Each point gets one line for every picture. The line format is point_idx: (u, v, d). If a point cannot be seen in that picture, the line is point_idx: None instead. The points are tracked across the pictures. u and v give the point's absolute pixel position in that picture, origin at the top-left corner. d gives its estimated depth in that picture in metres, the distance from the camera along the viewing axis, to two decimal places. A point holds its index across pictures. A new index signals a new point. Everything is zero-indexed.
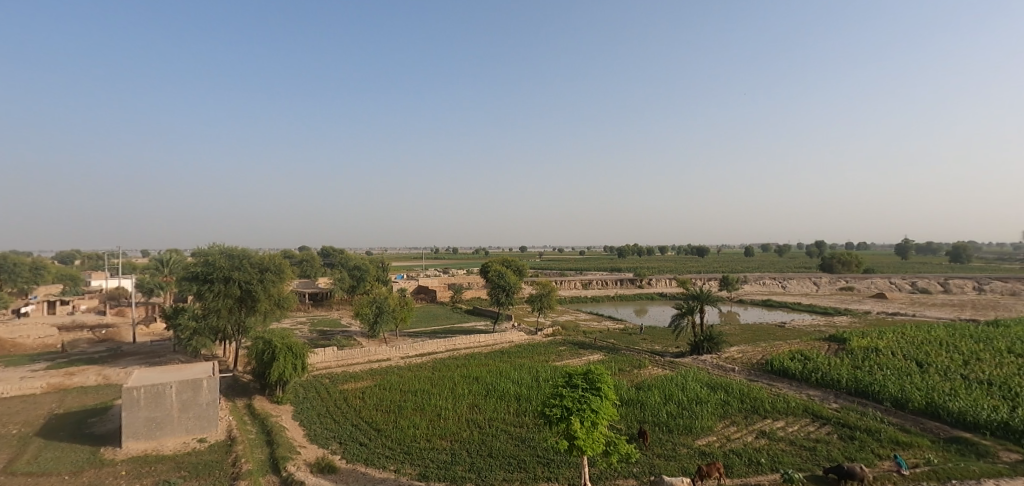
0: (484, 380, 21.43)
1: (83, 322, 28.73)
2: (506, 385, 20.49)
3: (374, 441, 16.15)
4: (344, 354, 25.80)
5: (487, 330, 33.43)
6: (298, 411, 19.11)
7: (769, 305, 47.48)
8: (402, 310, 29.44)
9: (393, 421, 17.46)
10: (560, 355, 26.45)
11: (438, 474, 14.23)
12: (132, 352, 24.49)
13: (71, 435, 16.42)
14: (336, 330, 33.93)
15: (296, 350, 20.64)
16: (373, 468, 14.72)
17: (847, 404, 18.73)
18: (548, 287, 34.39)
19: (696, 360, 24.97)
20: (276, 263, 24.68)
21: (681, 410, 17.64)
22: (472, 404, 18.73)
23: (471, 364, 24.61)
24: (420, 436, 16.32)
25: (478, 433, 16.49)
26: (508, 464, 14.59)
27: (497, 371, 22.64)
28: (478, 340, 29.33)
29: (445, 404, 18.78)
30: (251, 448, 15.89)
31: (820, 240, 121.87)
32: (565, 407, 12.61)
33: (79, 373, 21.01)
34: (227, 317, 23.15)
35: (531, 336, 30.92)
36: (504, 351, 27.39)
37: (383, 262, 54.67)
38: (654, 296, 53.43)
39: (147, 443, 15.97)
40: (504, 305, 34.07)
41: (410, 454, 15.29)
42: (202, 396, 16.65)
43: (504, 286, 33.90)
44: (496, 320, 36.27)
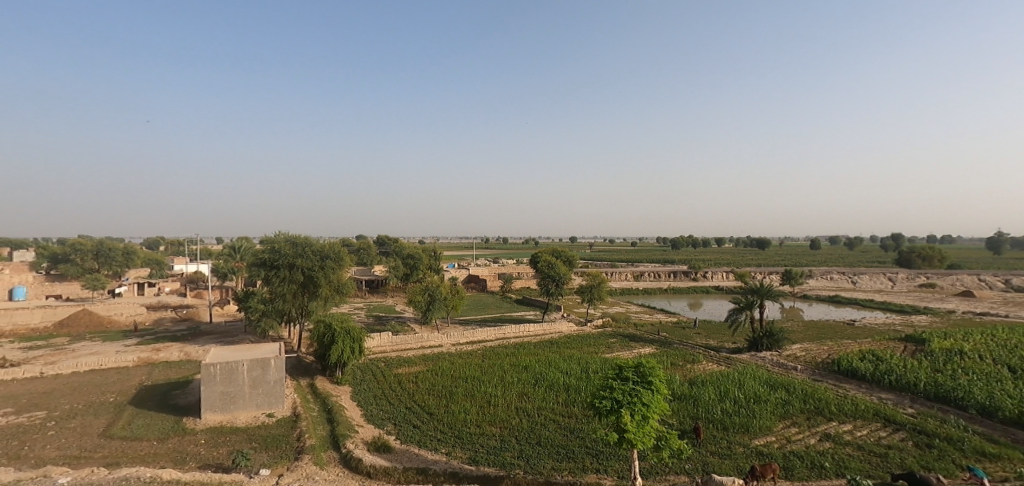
0: (533, 369, 21.95)
1: (166, 302, 31.31)
2: (556, 375, 20.94)
3: (426, 424, 16.99)
4: (399, 340, 26.94)
5: (536, 320, 33.97)
6: (356, 392, 20.27)
7: (837, 301, 45.66)
8: (454, 298, 30.32)
9: (445, 406, 18.26)
10: (611, 347, 26.61)
11: (488, 459, 14.85)
12: (209, 331, 26.52)
13: (158, 405, 18.12)
14: (391, 316, 35.34)
15: (355, 333, 21.79)
16: (425, 450, 15.52)
17: (926, 409, 18.07)
18: (599, 278, 34.37)
19: (755, 357, 24.60)
20: (335, 250, 25.96)
21: (735, 408, 17.58)
22: (522, 393, 19.28)
23: (521, 353, 25.15)
24: (471, 421, 17.02)
25: (527, 421, 17.03)
26: (557, 453, 15.07)
27: (547, 361, 23.08)
28: (528, 329, 29.86)
29: (495, 392, 19.42)
30: (314, 425, 17.05)
31: (898, 235, 115.34)
32: (615, 400, 12.89)
33: (165, 349, 22.99)
34: (291, 301, 24.67)
35: (580, 327, 31.23)
36: (554, 341, 27.84)
37: (435, 250, 56.19)
38: (710, 289, 52.45)
39: (223, 415, 17.43)
40: (554, 296, 34.37)
41: (461, 438, 16.02)
42: (271, 374, 17.99)
43: (553, 277, 34.15)
44: (545, 310, 36.68)
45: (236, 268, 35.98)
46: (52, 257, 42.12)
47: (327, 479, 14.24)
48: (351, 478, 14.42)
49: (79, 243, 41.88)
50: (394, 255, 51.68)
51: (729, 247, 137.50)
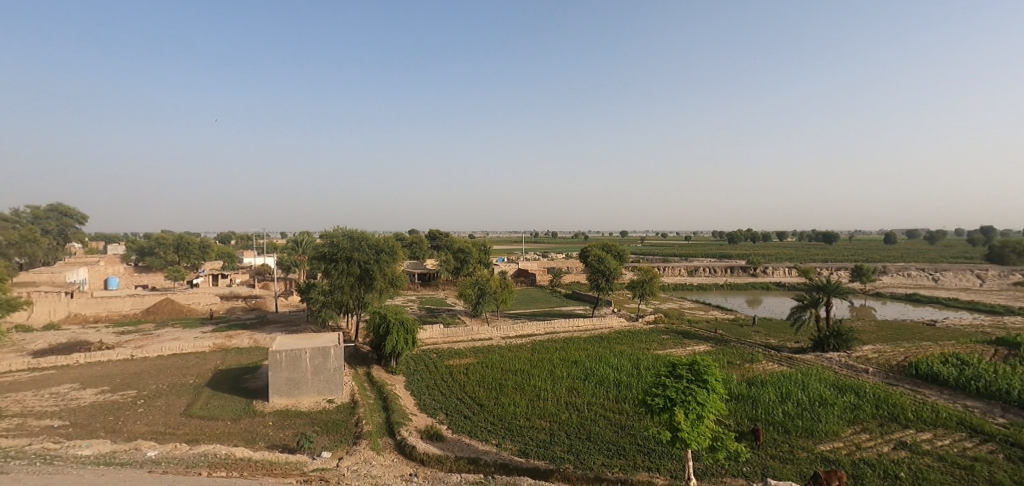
0: (583, 364, 22.18)
1: (237, 292, 33.43)
2: (606, 371, 21.10)
3: (477, 415, 17.56)
4: (450, 332, 27.77)
5: (586, 315, 34.12)
6: (410, 382, 21.12)
7: (916, 300, 43.31)
8: (504, 291, 30.85)
9: (495, 398, 18.79)
10: (663, 344, 26.46)
11: (537, 452, 15.22)
12: (275, 320, 28.20)
13: (231, 388, 19.54)
14: (442, 309, 36.34)
15: (408, 325, 22.64)
16: (476, 440, 16.05)
17: (1021, 421, 17.15)
18: (651, 273, 34.06)
19: (821, 357, 23.90)
20: (389, 244, 26.95)
21: (798, 411, 17.24)
22: (571, 387, 19.57)
23: (570, 347, 25.41)
24: (521, 414, 17.45)
25: (577, 416, 17.30)
26: (607, 449, 15.28)
27: (597, 357, 23.25)
28: (577, 324, 30.05)
29: (545, 386, 19.79)
30: (370, 412, 17.94)
31: (988, 229, 107.38)
32: (668, 398, 12.98)
33: (236, 337, 24.66)
34: (349, 293, 25.84)
35: (631, 323, 31.15)
36: (604, 336, 27.95)
37: (485, 244, 57.06)
38: (771, 286, 50.86)
39: (288, 400, 18.61)
40: (604, 290, 34.35)
41: (511, 430, 16.48)
42: (331, 362, 19.03)
43: (603, 271, 34.12)
44: (595, 305, 36.75)
45: (299, 261, 37.88)
46: (136, 249, 45.66)
47: (383, 463, 14.82)
48: (406, 464, 15.05)
49: (160, 237, 45.24)
50: (445, 248, 52.81)
51: (789, 240, 132.09)
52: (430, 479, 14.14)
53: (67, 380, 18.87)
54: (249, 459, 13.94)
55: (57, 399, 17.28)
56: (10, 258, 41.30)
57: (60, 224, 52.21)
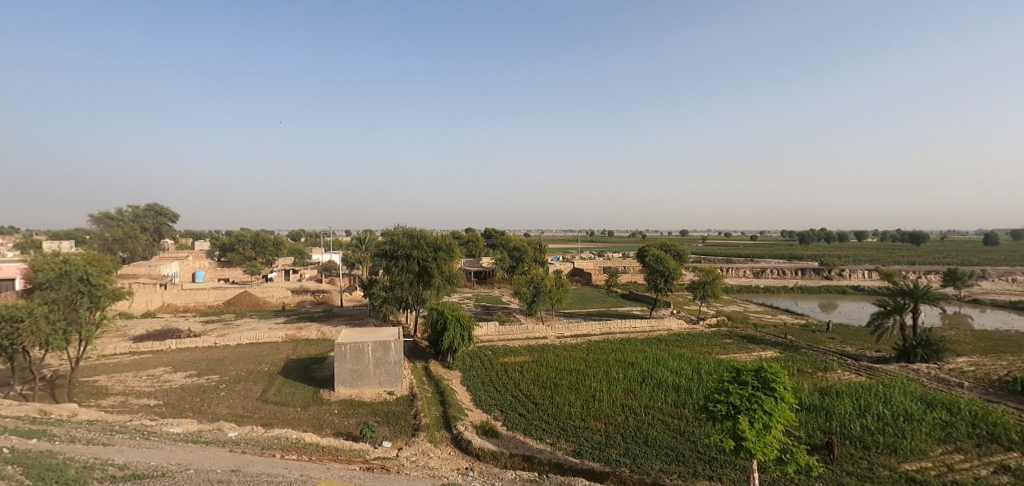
0: (640, 366, 22.08)
1: (306, 286, 35.33)
2: (664, 374, 20.92)
3: (532, 413, 17.89)
4: (505, 330, 28.28)
5: (643, 316, 33.77)
6: (466, 378, 21.74)
7: (1019, 308, 40.03)
8: (559, 290, 31.01)
9: (549, 397, 19.06)
10: (726, 348, 25.87)
11: (592, 453, 15.34)
12: (340, 314, 29.64)
13: (301, 376, 20.79)
14: (498, 306, 36.94)
15: (464, 321, 23.27)
16: (531, 438, 16.35)
17: None
18: (713, 274, 33.25)
19: (906, 368, 22.69)
20: (447, 242, 27.71)
21: (879, 425, 16.51)
22: (627, 390, 19.56)
23: (627, 349, 25.31)
24: (575, 414, 17.63)
25: (633, 419, 17.29)
26: (665, 455, 15.23)
27: (655, 359, 23.06)
28: (634, 325, 29.80)
29: (600, 387, 19.86)
30: (428, 405, 18.62)
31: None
32: (731, 404, 12.76)
33: (306, 328, 26.15)
34: (408, 289, 26.79)
35: (691, 325, 30.59)
36: (662, 339, 27.63)
37: (540, 242, 57.41)
38: (847, 289, 48.35)
39: (352, 390, 19.61)
40: (663, 291, 33.86)
41: (566, 430, 16.69)
42: (391, 356, 19.88)
43: (662, 272, 33.63)
44: (653, 306, 36.28)
45: (363, 258, 39.57)
46: (218, 245, 49.10)
47: (439, 455, 15.23)
48: (462, 457, 15.47)
49: (239, 234, 48.42)
50: (500, 246, 53.53)
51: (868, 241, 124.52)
52: (485, 474, 14.38)
53: (160, 364, 20.68)
54: (318, 445, 14.83)
55: (151, 380, 18.98)
56: (115, 252, 45.48)
57: (155, 222, 56.94)
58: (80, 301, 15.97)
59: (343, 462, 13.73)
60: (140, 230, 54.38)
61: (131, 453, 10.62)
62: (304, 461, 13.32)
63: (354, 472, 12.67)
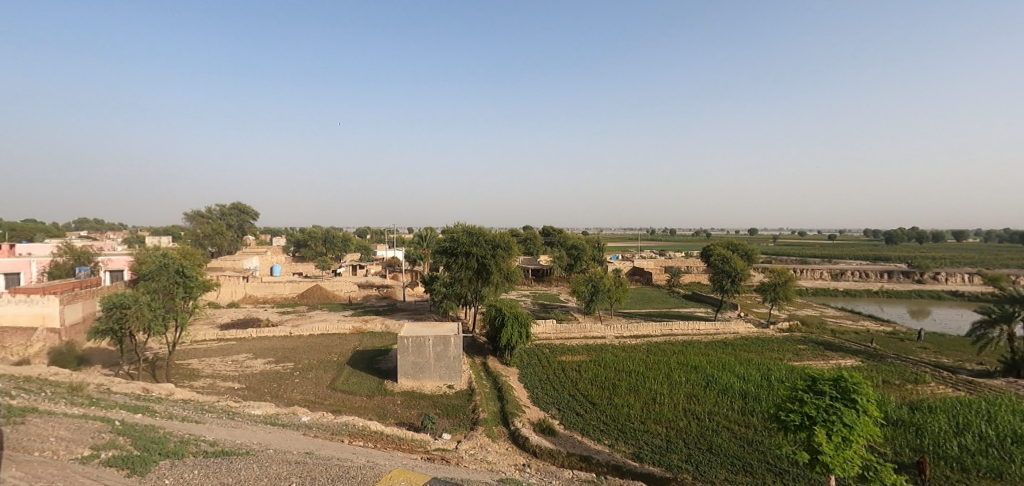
0: (704, 371, 21.67)
1: (371, 281, 36.86)
2: (730, 379, 20.44)
3: (590, 414, 17.96)
4: (562, 328, 28.43)
5: (707, 317, 32.97)
6: (523, 375, 22.08)
7: None
8: (618, 289, 30.81)
9: (608, 398, 19.06)
10: (800, 355, 24.86)
11: (652, 457, 15.18)
12: (403, 309, 30.76)
13: (366, 367, 21.84)
14: (556, 305, 37.12)
15: (522, 319, 23.60)
16: (589, 438, 16.37)
17: None
18: (785, 275, 31.96)
19: (1012, 384, 21.06)
20: (505, 239, 28.11)
21: (982, 446, 15.48)
22: (690, 394, 19.26)
23: (690, 352, 24.86)
24: (635, 417, 17.55)
25: (696, 425, 17.00)
26: (731, 464, 14.83)
27: (720, 364, 22.53)
28: (697, 327, 29.15)
29: (661, 390, 19.66)
30: (486, 400, 19.07)
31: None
32: (806, 414, 12.26)
33: (371, 322, 27.35)
34: (468, 286, 27.44)
35: (760, 329, 29.57)
36: (727, 342, 26.93)
37: (599, 240, 57.06)
38: (942, 295, 44.99)
39: (414, 382, 20.40)
40: (729, 292, 32.88)
41: (625, 432, 16.62)
42: (451, 350, 20.49)
43: (728, 272, 32.68)
44: (719, 307, 35.31)
45: (424, 254, 40.83)
46: (292, 240, 52.01)
47: (497, 450, 15.56)
48: (519, 454, 15.71)
49: (312, 231, 51.06)
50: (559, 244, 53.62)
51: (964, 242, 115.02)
52: (543, 471, 14.50)
53: (242, 351, 22.30)
54: (381, 433, 15.56)
55: (234, 365, 20.51)
56: (205, 247, 49.14)
57: (239, 219, 61.02)
58: (176, 291, 17.47)
59: (405, 451, 14.33)
60: (224, 226, 58.42)
61: (219, 431, 11.62)
62: (369, 447, 14.01)
63: (416, 461, 13.22)
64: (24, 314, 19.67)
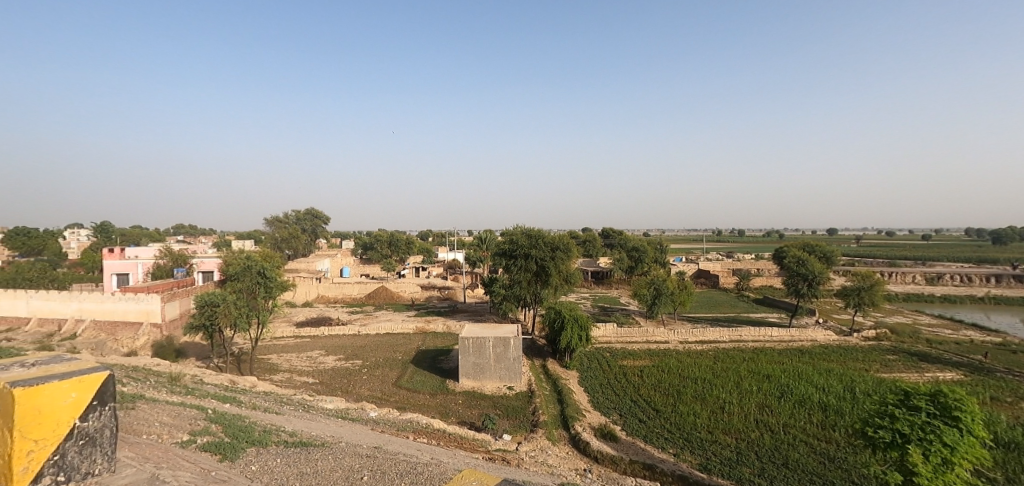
0: (777, 380, 20.86)
1: (433, 282, 37.84)
2: (808, 390, 19.59)
3: (653, 421, 17.71)
4: (623, 332, 28.11)
5: (780, 323, 31.61)
6: (583, 378, 22.08)
7: None
8: (682, 293, 30.12)
9: (673, 405, 18.73)
10: (891, 366, 23.38)
11: (721, 469, 14.72)
12: (463, 310, 31.42)
13: (429, 366, 22.52)
14: (616, 308, 36.74)
15: (582, 321, 23.54)
16: (653, 446, 16.13)
17: None
18: (872, 279, 30.13)
19: None
20: (564, 241, 28.09)
21: None
22: (762, 404, 18.60)
23: (761, 359, 23.97)
24: (701, 426, 17.12)
25: (770, 437, 16.35)
26: (809, 481, 14.12)
27: (796, 373, 21.60)
28: (769, 333, 28.02)
29: (730, 399, 19.10)
30: (546, 403, 19.21)
31: None
32: (898, 432, 11.43)
33: (433, 322, 28.13)
34: (527, 288, 27.67)
35: (844, 337, 28.01)
36: (804, 350, 25.74)
37: (662, 242, 55.92)
38: None
39: (475, 382, 20.83)
40: (806, 297, 31.32)
41: (691, 441, 16.23)
42: (511, 352, 20.75)
43: (805, 275, 31.16)
44: (794, 313, 33.73)
45: (484, 256, 41.56)
46: (360, 243, 54.25)
47: (558, 454, 15.63)
48: (580, 458, 15.69)
49: (377, 235, 53.01)
50: (619, 246, 53.00)
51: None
52: (604, 477, 14.38)
53: (314, 347, 23.58)
54: (444, 431, 16.04)
55: (308, 361, 21.72)
56: (282, 250, 52.20)
57: (312, 224, 64.29)
58: (257, 290, 18.70)
59: (467, 449, 14.71)
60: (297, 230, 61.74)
61: (296, 422, 12.44)
62: (432, 444, 14.46)
63: (478, 460, 13.55)
64: (131, 311, 21.73)
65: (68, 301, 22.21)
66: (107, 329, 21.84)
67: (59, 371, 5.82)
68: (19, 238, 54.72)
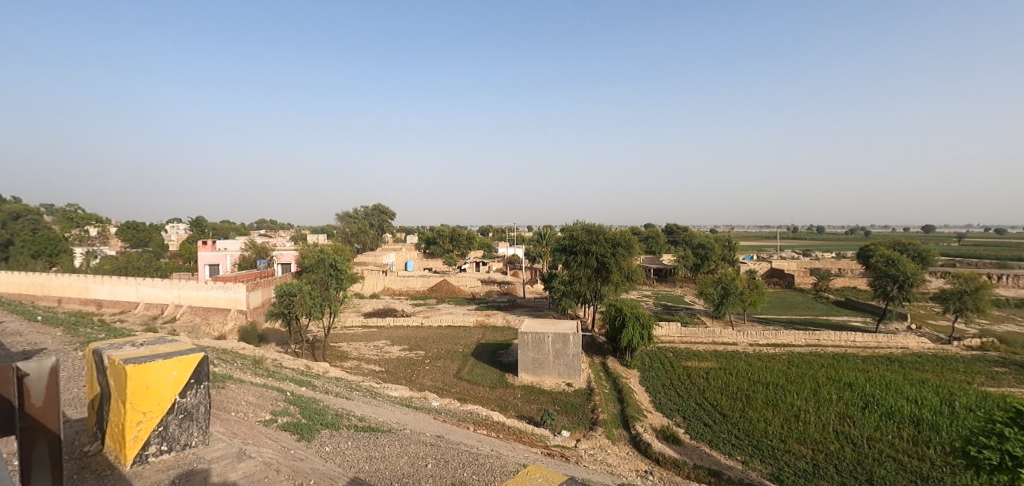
0: (859, 389, 19.74)
1: (493, 277, 38.28)
2: (898, 402, 18.42)
3: (719, 426, 17.23)
4: (688, 332, 27.43)
5: (864, 328, 29.82)
6: (645, 378, 21.79)
7: None
8: (752, 293, 29.00)
9: (741, 411, 18.15)
10: (998, 379, 21.52)
11: (794, 479, 14.11)
12: (522, 305, 31.69)
13: (489, 359, 22.94)
14: (680, 306, 35.89)
15: (644, 320, 23.20)
16: (719, 452, 15.69)
17: None
18: (976, 283, 27.80)
19: None
20: (626, 238, 27.71)
21: None
22: (841, 415, 17.67)
23: (842, 366, 22.74)
24: (773, 434, 16.48)
25: (851, 450, 15.49)
26: None
27: (884, 383, 20.35)
28: (853, 339, 26.49)
29: (805, 407, 18.28)
30: (605, 401, 19.12)
31: None
32: (1007, 453, 10.04)
33: (493, 316, 28.57)
34: (587, 284, 27.54)
35: (940, 345, 26.02)
36: (894, 358, 24.18)
37: (730, 239, 53.92)
38: None
39: (534, 377, 21.04)
40: (895, 299, 29.21)
41: (761, 449, 15.63)
42: (570, 348, 20.76)
43: (895, 277, 29.13)
44: (880, 317, 31.68)
45: (544, 252, 41.62)
46: (423, 237, 55.67)
47: (616, 453, 15.53)
48: (640, 459, 15.51)
49: (440, 229, 54.25)
50: (685, 243, 51.66)
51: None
52: (665, 480, 14.16)
53: (380, 337, 24.55)
54: (503, 424, 16.32)
55: (375, 350, 22.65)
56: (351, 244, 54.49)
57: (379, 219, 66.71)
58: (330, 282, 19.86)
59: (526, 443, 14.93)
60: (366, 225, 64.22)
61: (364, 408, 13.07)
62: (492, 436, 14.75)
63: (537, 455, 13.72)
64: (221, 298, 23.52)
65: (169, 288, 24.30)
66: (201, 313, 23.71)
67: (162, 351, 6.39)
68: (130, 231, 59.92)
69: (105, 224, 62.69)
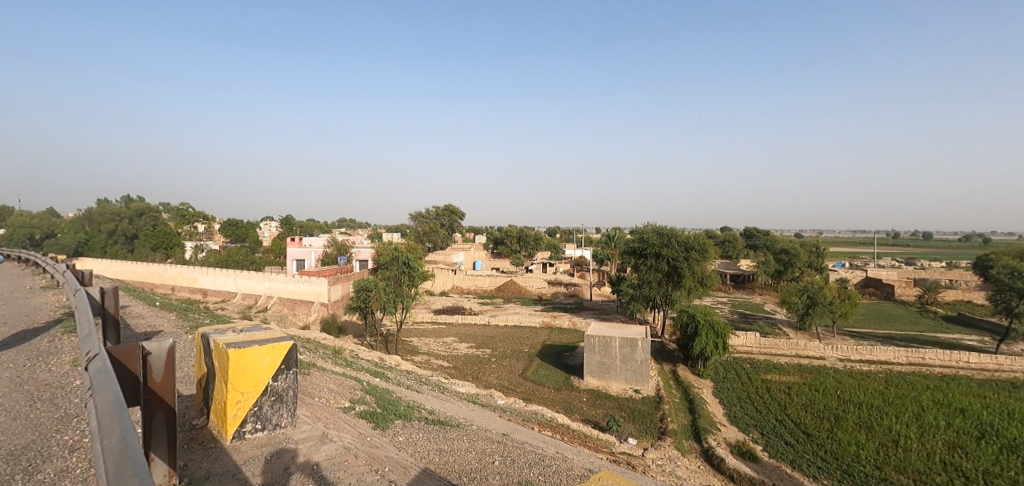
0: (972, 417, 18.10)
1: (562, 279, 38.22)
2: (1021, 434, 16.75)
3: (803, 446, 16.36)
4: (767, 342, 26.17)
5: (974, 348, 27.25)
6: (718, 389, 21.06)
7: None
8: (843, 303, 27.23)
9: (827, 431, 17.14)
10: None
11: None
12: (590, 307, 31.50)
13: (555, 361, 22.99)
14: (758, 315, 34.36)
15: (718, 328, 22.40)
16: (801, 473, 14.89)
17: None
18: None
19: None
20: (700, 241, 26.81)
21: None
22: (951, 444, 16.26)
23: (952, 389, 20.89)
24: (867, 459, 15.43)
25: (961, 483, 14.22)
26: None
27: (1003, 411, 18.53)
28: (963, 358, 24.20)
29: (905, 432, 16.99)
30: (675, 411, 18.67)
31: None
32: None
33: (559, 318, 28.60)
34: (657, 288, 26.94)
35: None
36: (1016, 384, 21.93)
37: (818, 245, 50.85)
38: None
39: (600, 381, 20.86)
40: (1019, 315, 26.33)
41: (851, 475, 14.67)
42: (638, 354, 20.41)
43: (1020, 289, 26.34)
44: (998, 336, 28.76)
45: (612, 254, 41.18)
46: (492, 237, 56.49)
47: (687, 466, 15.13)
48: (713, 474, 15.02)
49: (510, 230, 54.89)
50: (765, 248, 49.35)
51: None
52: None
53: (449, 334, 25.23)
54: (568, 427, 16.33)
55: (444, 346, 23.31)
56: (424, 243, 56.22)
57: (451, 219, 68.44)
58: (403, 279, 20.60)
59: (591, 448, 14.88)
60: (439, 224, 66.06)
61: (433, 402, 13.51)
62: (558, 438, 14.81)
63: (603, 461, 13.64)
64: (306, 291, 25.04)
65: (262, 280, 26.15)
66: (288, 305, 25.38)
67: (258, 337, 6.97)
68: (230, 227, 65.19)
69: (210, 221, 68.41)
